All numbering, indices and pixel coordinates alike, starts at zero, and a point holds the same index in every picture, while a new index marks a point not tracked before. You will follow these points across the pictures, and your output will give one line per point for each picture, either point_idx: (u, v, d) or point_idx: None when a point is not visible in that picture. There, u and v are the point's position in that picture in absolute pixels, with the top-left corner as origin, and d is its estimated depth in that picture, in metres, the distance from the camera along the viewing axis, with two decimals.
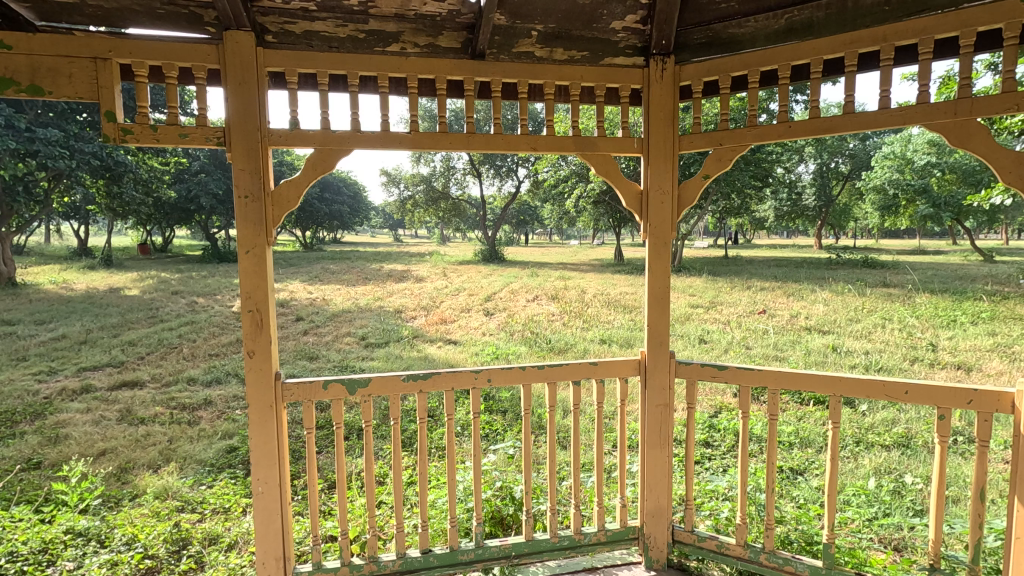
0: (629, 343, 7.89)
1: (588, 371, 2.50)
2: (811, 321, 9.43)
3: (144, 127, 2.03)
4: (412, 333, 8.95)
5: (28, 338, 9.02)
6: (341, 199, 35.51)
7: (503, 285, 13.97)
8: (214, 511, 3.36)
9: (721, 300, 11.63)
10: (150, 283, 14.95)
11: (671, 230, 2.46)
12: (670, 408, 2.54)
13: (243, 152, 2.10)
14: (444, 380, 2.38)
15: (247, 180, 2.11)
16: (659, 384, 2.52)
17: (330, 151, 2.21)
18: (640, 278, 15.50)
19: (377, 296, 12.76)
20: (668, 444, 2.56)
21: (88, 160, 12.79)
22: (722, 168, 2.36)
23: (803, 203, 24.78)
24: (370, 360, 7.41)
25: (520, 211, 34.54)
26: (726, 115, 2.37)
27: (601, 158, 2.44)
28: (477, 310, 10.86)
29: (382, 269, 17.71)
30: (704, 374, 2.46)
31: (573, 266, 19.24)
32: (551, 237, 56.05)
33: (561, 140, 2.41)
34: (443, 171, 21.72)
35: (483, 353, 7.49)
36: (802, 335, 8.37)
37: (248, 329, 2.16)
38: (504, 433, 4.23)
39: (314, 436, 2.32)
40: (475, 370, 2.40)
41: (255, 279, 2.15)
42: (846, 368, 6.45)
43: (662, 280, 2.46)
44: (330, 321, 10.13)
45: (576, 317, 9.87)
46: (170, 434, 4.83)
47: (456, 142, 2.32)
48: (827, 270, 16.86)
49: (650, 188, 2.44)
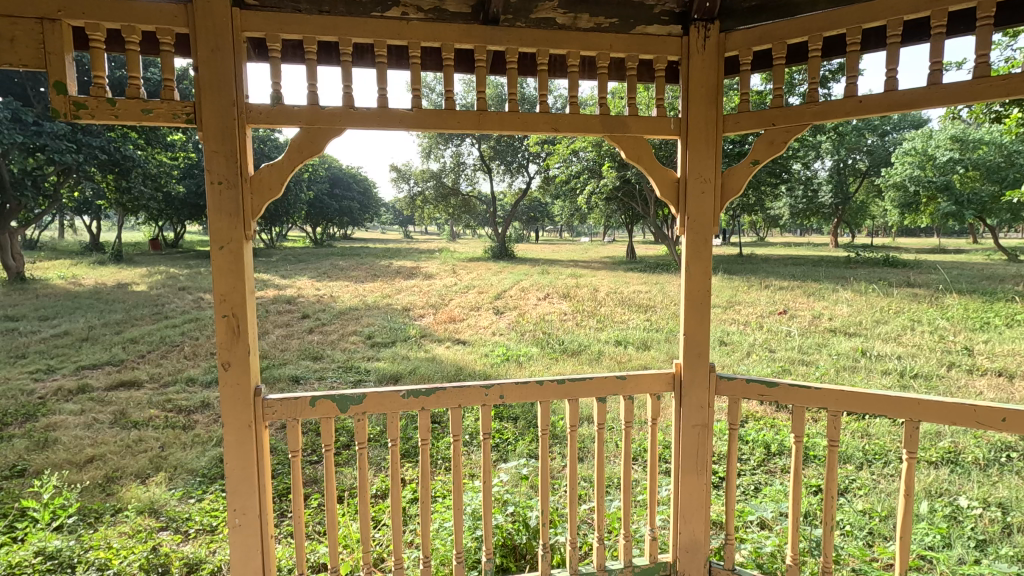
0: (645, 345, 7.51)
1: (616, 388, 2.18)
2: (835, 322, 9.02)
3: (100, 101, 1.74)
4: (420, 332, 8.64)
5: (29, 335, 8.84)
6: (350, 196, 35.37)
7: (513, 282, 13.66)
8: (200, 530, 3.09)
9: (739, 300, 11.21)
10: (158, 279, 14.82)
11: (713, 224, 2.14)
12: (709, 429, 2.21)
13: (216, 131, 1.79)
14: (452, 396, 2.06)
15: (222, 165, 1.81)
16: (696, 402, 2.20)
17: (319, 131, 1.90)
18: (653, 277, 15.11)
19: (385, 293, 12.50)
20: (708, 471, 2.22)
21: (95, 155, 12.63)
22: (775, 153, 2.02)
23: (819, 200, 24.23)
24: (375, 360, 7.11)
25: (530, 208, 34.17)
26: (778, 91, 2.03)
27: (632, 141, 2.12)
28: (487, 309, 10.56)
29: (390, 266, 17.48)
30: (752, 392, 2.12)
31: (584, 264, 18.83)
32: (560, 234, 55.52)
33: (586, 119, 2.07)
34: (452, 167, 21.41)
35: (493, 354, 7.16)
36: (828, 338, 7.94)
37: (222, 337, 1.86)
38: (518, 443, 3.95)
39: (300, 460, 2.00)
40: (487, 385, 2.08)
41: (231, 280, 1.85)
42: (878, 374, 6.06)
43: (701, 282, 2.14)
44: (336, 319, 9.88)
45: (588, 318, 9.49)
46: (163, 440, 4.58)
47: (467, 123, 2.01)
48: (848, 269, 16.32)
49: (688, 176, 2.11)
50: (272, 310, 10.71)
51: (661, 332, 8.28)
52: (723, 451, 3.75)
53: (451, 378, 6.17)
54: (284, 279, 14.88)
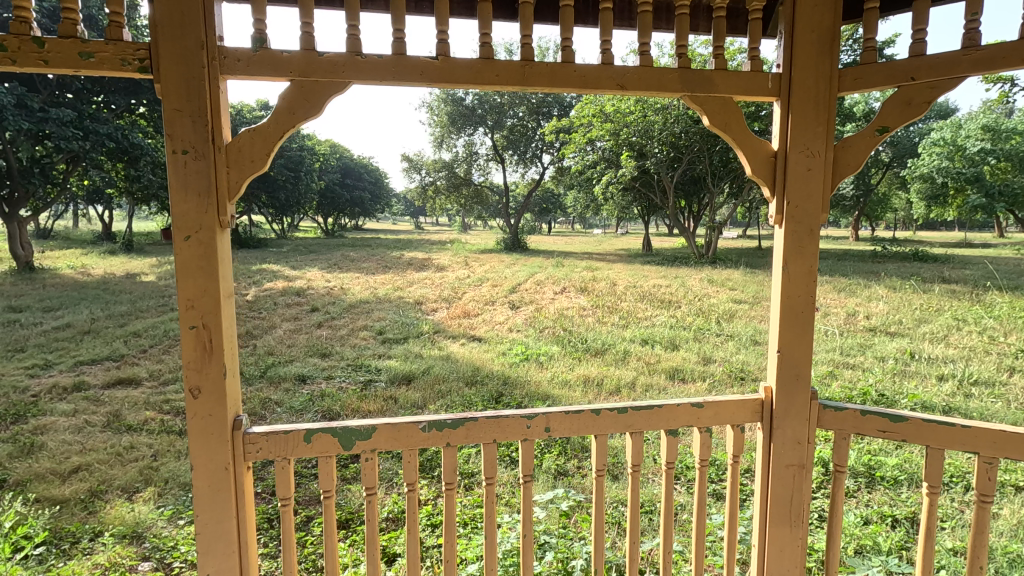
0: (674, 345, 7.02)
1: (689, 419, 1.73)
2: (873, 321, 8.47)
3: (23, 41, 1.29)
4: (433, 328, 8.21)
5: (31, 327, 8.53)
6: (361, 186, 35.00)
7: (528, 275, 13.18)
8: (183, 566, 2.73)
9: (766, 295, 10.65)
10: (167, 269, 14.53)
11: (821, 211, 1.66)
12: (807, 470, 1.75)
13: (179, 84, 1.35)
14: (486, 427, 1.61)
15: (186, 128, 1.36)
16: (791, 438, 1.73)
17: (316, 85, 1.45)
18: (673, 271, 14.56)
19: (396, 286, 12.10)
20: (805, 522, 1.76)
21: (103, 142, 12.10)
22: (910, 116, 1.55)
23: (841, 192, 23.41)
24: (386, 359, 6.69)
25: (543, 199, 33.60)
26: (916, 35, 1.55)
27: (718, 103, 1.65)
28: (501, 303, 10.11)
29: (402, 258, 17.07)
30: (869, 427, 1.65)
31: (598, 257, 18.30)
32: (572, 226, 54.86)
33: (660, 74, 1.61)
34: (465, 157, 20.91)
35: (511, 353, 6.71)
36: (870, 338, 7.38)
37: (191, 356, 1.43)
38: (544, 458, 3.52)
39: (293, 509, 1.56)
40: (531, 413, 1.64)
41: (201, 280, 1.41)
42: (934, 380, 5.52)
43: (802, 283, 1.67)
44: (347, 313, 9.49)
45: (610, 314, 8.99)
46: (156, 448, 4.20)
47: (510, 79, 1.55)
48: (877, 264, 15.63)
49: (790, 148, 1.64)
50: (281, 303, 10.32)
51: (689, 331, 7.77)
52: (819, 483, 3.13)
53: (468, 379, 5.71)
54: (295, 270, 14.55)
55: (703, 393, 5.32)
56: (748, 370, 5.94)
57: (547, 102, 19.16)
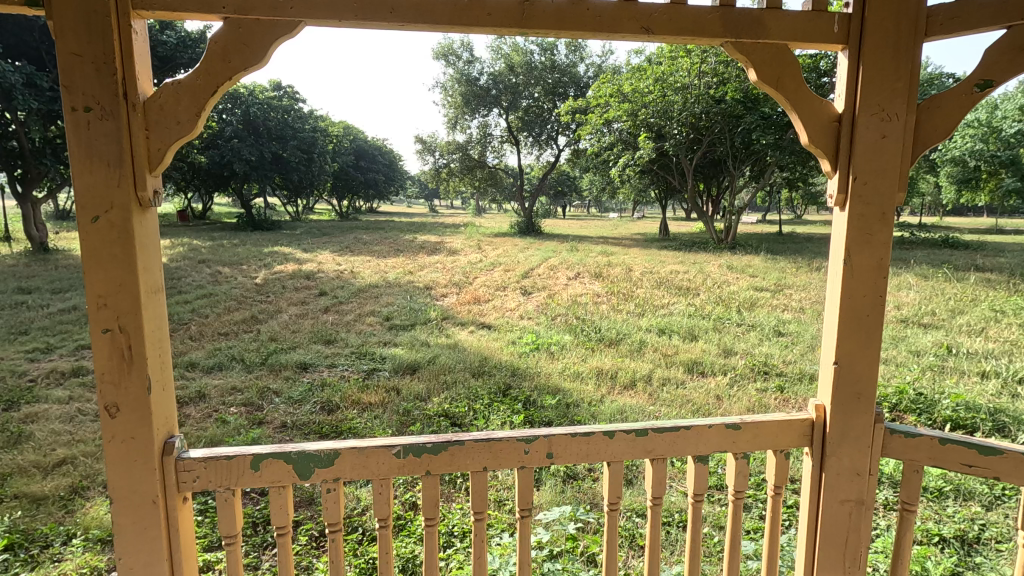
0: (692, 335, 6.70)
1: (724, 444, 1.43)
2: (904, 312, 8.01)
3: None
4: (441, 314, 7.93)
5: (38, 309, 8.41)
6: (376, 168, 34.68)
7: (541, 260, 12.84)
8: None
9: (789, 283, 10.18)
10: (180, 250, 14.41)
11: (895, 191, 1.33)
12: (866, 507, 1.44)
13: (79, 22, 1.06)
14: (474, 453, 1.33)
15: (89, 79, 1.07)
16: (847, 468, 1.42)
17: (258, 25, 1.15)
18: (691, 256, 14.11)
19: (407, 269, 11.85)
20: (861, 568, 1.46)
21: None
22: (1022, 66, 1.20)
23: None
24: (392, 347, 6.45)
25: (558, 181, 33.05)
26: None
27: (768, 52, 1.30)
28: (513, 288, 9.81)
29: (414, 241, 16.80)
30: (950, 460, 1.34)
31: (614, 242, 17.86)
32: (588, 210, 54.19)
33: (694, 15, 1.27)
34: (479, 138, 20.39)
35: (521, 342, 6.43)
36: (902, 330, 6.96)
37: (105, 367, 1.15)
38: None
39: (241, 547, 1.30)
40: (532, 436, 1.34)
41: (114, 271, 1.13)
42: (975, 377, 5.13)
43: (868, 280, 1.35)
44: (355, 297, 9.27)
45: (625, 302, 8.63)
46: None
47: (507, 20, 1.23)
48: (904, 250, 15.02)
49: (857, 111, 1.31)
50: (290, 287, 10.13)
51: (708, 320, 7.41)
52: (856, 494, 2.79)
53: (475, 371, 5.43)
54: (306, 253, 14.38)
55: (724, 388, 4.99)
56: (773, 364, 5.57)
57: (563, 82, 18.51)
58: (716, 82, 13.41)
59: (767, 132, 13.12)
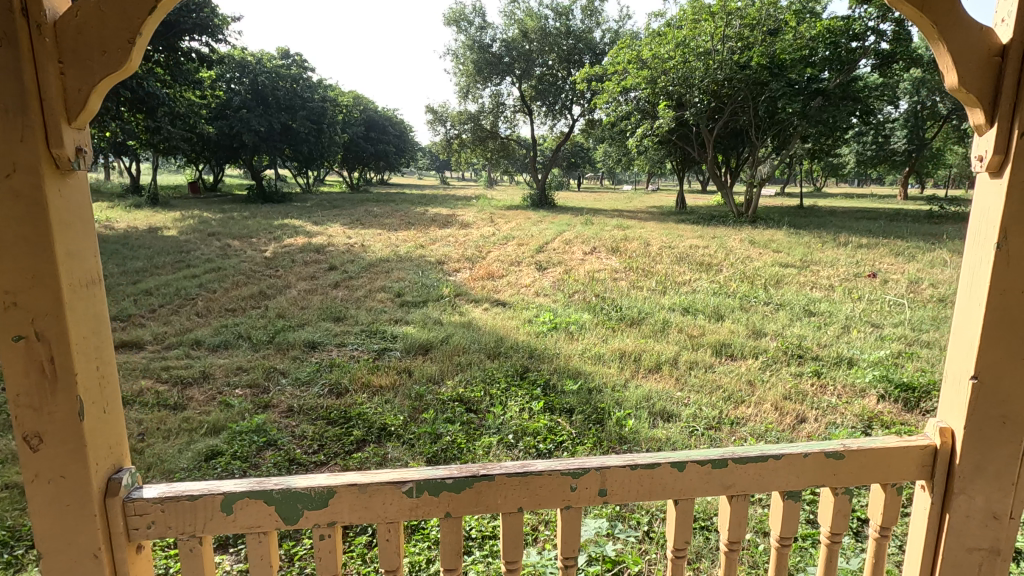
0: (718, 315, 6.35)
1: (821, 477, 1.12)
2: (941, 289, 7.54)
3: None
4: (454, 291, 7.63)
5: None
6: (387, 139, 34.07)
7: (555, 233, 12.45)
8: None
9: (815, 258, 9.72)
10: (189, 223, 14.17)
11: None
12: (1000, 559, 1.13)
13: None
14: (507, 489, 1.04)
15: None
16: (980, 509, 1.11)
17: None
18: (710, 230, 13.62)
19: (419, 243, 11.55)
20: None
21: (119, 93, 11.14)
22: None
23: (890, 146, 21.82)
24: (403, 325, 6.19)
25: (572, 153, 32.32)
26: None
27: None
28: (528, 263, 9.47)
29: (425, 214, 16.47)
30: None
31: (630, 215, 17.33)
32: (600, 182, 53.28)
33: None
34: (491, 108, 19.73)
35: (538, 321, 6.14)
36: (942, 310, 6.53)
37: (22, 388, 0.86)
38: (574, 452, 3.40)
39: None
40: (580, 468, 1.05)
41: (19, 251, 0.83)
42: None
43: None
44: (366, 272, 9.00)
45: (645, 278, 8.26)
46: (145, 426, 3.79)
47: None
48: (933, 225, 14.37)
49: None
50: (299, 261, 9.88)
51: (733, 299, 7.04)
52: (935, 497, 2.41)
53: (490, 352, 5.16)
54: (316, 226, 14.09)
55: (757, 372, 4.68)
56: (807, 347, 5.21)
57: (579, 48, 17.76)
58: (740, 47, 12.72)
59: (794, 100, 12.66)
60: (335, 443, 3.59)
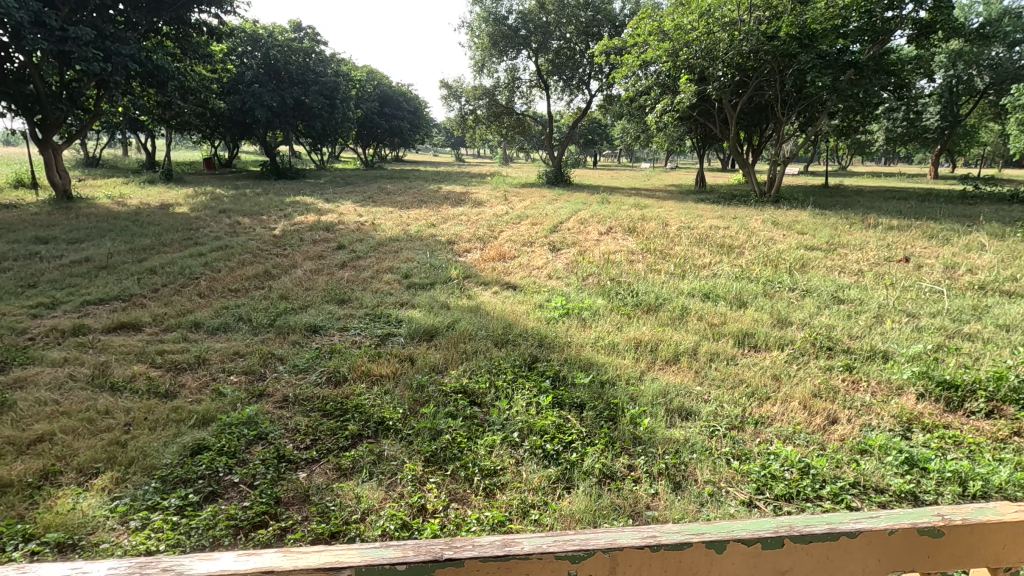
0: (740, 302, 6.00)
1: (907, 557, 0.86)
2: (980, 275, 7.05)
3: None
4: (463, 273, 7.35)
5: (50, 259, 8.05)
6: (402, 115, 33.61)
7: (570, 213, 12.06)
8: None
9: (843, 241, 9.23)
10: (202, 200, 14.03)
11: None
12: None
13: None
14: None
15: None
16: None
17: None
18: (732, 211, 13.10)
19: (430, 222, 11.25)
20: None
21: (126, 66, 10.79)
22: None
23: (922, 123, 20.82)
24: (409, 309, 5.94)
25: (588, 130, 31.62)
26: None
27: None
28: (541, 244, 9.15)
29: (438, 192, 16.13)
30: None
31: (648, 194, 16.80)
32: (618, 159, 52.38)
33: None
34: (507, 83, 19.12)
35: (549, 306, 5.83)
36: (982, 298, 6.09)
37: None
38: (584, 454, 3.12)
39: None
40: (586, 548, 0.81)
41: None
42: None
43: None
44: (374, 252, 8.74)
45: (663, 261, 7.88)
46: (132, 417, 3.58)
47: None
48: (967, 207, 13.65)
49: None
50: (307, 240, 9.63)
51: (756, 284, 6.67)
52: None
53: (498, 340, 4.88)
54: (328, 203, 13.90)
55: (783, 366, 4.34)
56: (837, 339, 4.84)
57: (598, 20, 17.02)
58: (768, 17, 12.08)
59: (824, 73, 11.53)
60: (328, 437, 3.35)
